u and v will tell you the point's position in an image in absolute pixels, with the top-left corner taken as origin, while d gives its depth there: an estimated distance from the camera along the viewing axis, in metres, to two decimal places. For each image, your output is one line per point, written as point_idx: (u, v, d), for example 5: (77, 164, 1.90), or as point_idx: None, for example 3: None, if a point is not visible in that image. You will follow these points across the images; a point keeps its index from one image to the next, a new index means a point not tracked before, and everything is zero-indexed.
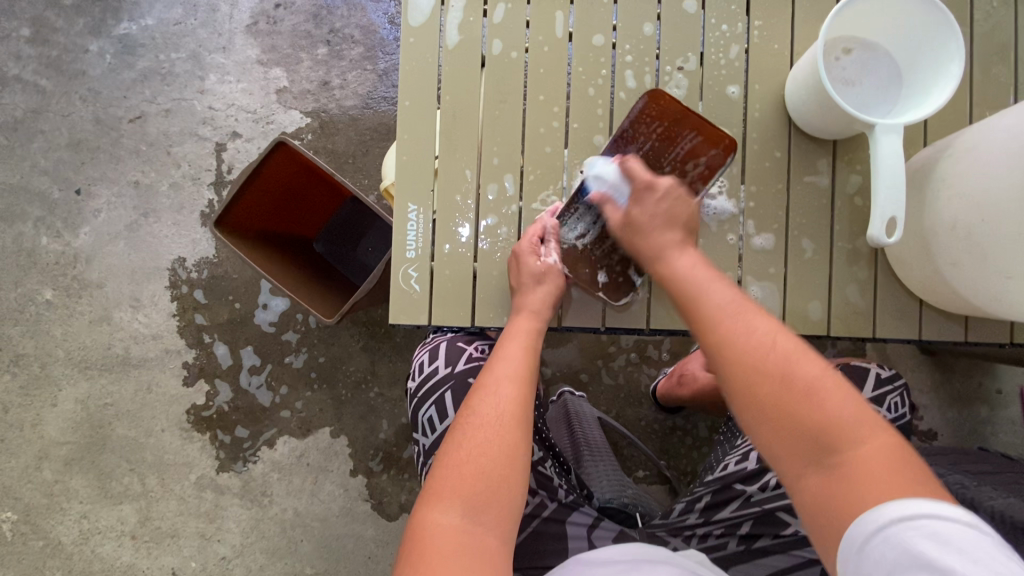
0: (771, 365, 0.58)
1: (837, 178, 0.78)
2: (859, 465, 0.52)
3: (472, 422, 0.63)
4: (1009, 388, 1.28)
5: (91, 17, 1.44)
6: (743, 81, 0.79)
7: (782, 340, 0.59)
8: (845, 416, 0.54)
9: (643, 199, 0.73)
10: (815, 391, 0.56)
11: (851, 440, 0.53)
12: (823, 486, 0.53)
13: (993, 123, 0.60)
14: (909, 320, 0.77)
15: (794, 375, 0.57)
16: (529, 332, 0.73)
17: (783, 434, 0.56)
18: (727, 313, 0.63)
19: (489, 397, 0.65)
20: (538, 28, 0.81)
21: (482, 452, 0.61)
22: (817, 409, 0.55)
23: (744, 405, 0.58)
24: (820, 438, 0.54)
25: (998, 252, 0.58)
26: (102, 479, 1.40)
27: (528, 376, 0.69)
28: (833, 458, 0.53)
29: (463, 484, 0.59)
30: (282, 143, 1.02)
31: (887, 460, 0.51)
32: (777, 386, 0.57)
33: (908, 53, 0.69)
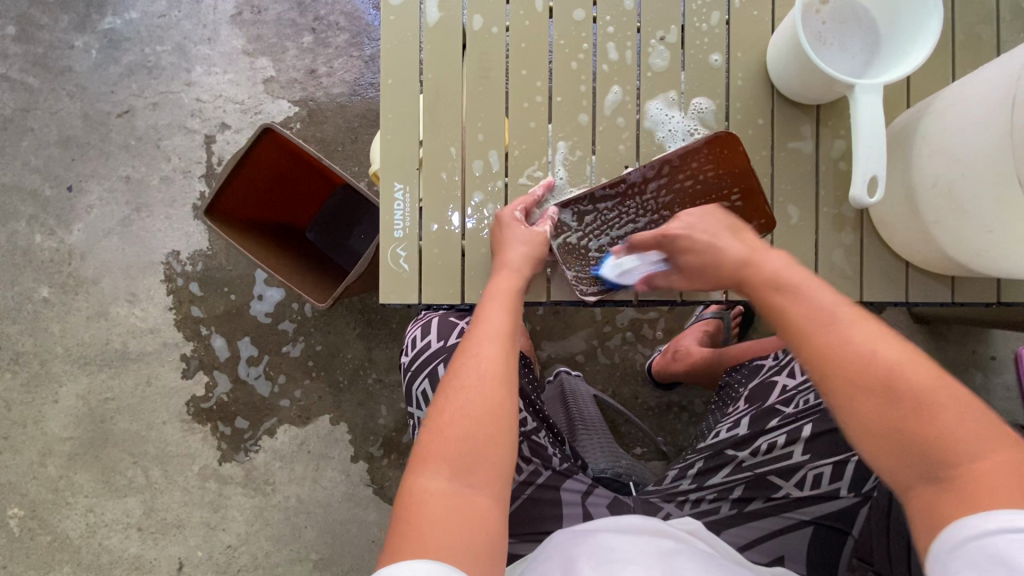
0: (880, 370, 0.52)
1: (821, 144, 0.78)
2: (979, 478, 0.46)
3: (472, 377, 0.62)
4: (1003, 354, 1.29)
5: (75, 12, 1.44)
6: (725, 49, 0.79)
7: (884, 349, 0.53)
8: (964, 428, 0.48)
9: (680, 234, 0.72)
10: (929, 401, 0.50)
11: (968, 452, 0.47)
12: (937, 497, 0.47)
13: (972, 78, 0.60)
14: (895, 282, 0.78)
15: (901, 387, 0.51)
16: (510, 291, 0.72)
17: (890, 442, 0.50)
18: (822, 315, 0.56)
19: (473, 357, 0.64)
20: (519, 3, 0.81)
21: (465, 413, 0.59)
22: (938, 425, 0.49)
23: (849, 417, 0.53)
24: (932, 449, 0.48)
25: (978, 206, 0.58)
26: (106, 472, 1.41)
27: (513, 331, 0.67)
28: (950, 468, 0.48)
29: (450, 447, 0.57)
30: (269, 130, 1.02)
31: (1011, 475, 0.45)
32: (884, 390, 0.51)
33: (889, 14, 0.69)
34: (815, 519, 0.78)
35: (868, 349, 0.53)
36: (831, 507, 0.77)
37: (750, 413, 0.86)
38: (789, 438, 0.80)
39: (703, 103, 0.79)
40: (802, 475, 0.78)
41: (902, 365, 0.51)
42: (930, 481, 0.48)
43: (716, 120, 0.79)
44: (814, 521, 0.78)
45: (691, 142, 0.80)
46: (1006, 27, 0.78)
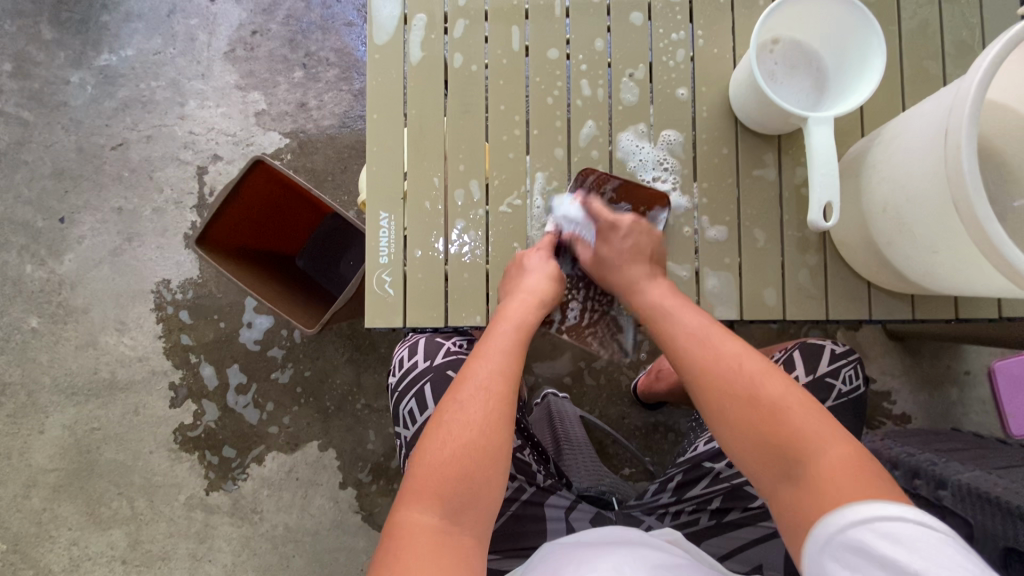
0: (738, 386, 0.61)
1: (784, 171, 0.83)
2: (820, 472, 0.53)
3: (464, 388, 0.66)
4: (976, 369, 1.33)
5: (72, 50, 1.48)
6: (691, 84, 0.84)
7: (745, 363, 0.63)
8: (805, 426, 0.56)
9: (608, 239, 0.81)
10: (780, 408, 0.58)
11: (812, 450, 0.55)
12: (791, 494, 0.54)
13: (910, 112, 0.65)
14: (859, 300, 0.82)
15: (757, 395, 0.60)
16: (522, 322, 0.74)
17: (755, 452, 0.58)
18: (696, 335, 0.68)
19: (480, 382, 0.66)
20: (496, 43, 0.86)
21: (463, 429, 0.63)
22: (788, 431, 0.57)
23: (718, 426, 0.62)
24: (786, 452, 0.56)
25: (923, 229, 0.62)
26: (90, 504, 1.40)
27: (517, 365, 0.69)
28: (799, 466, 0.55)
29: (445, 469, 0.61)
30: (260, 162, 1.05)
31: (847, 467, 0.52)
32: (742, 400, 0.60)
33: (837, 52, 0.75)
34: None
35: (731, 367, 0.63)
36: None
37: None
38: None
39: (672, 134, 0.84)
40: None
41: (758, 377, 0.61)
42: (788, 481, 0.55)
43: (684, 150, 0.84)
44: None
45: (661, 170, 0.84)
46: (950, 61, 0.84)
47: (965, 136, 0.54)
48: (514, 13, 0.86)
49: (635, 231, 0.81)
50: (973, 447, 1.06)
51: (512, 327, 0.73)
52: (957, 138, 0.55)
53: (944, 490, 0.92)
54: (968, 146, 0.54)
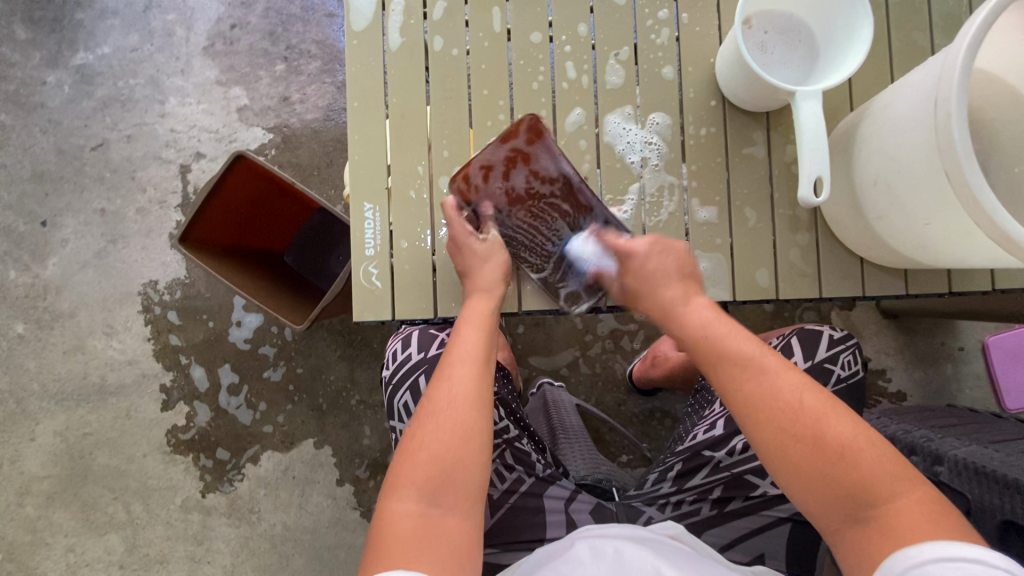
0: (805, 426, 0.57)
1: (773, 149, 0.81)
2: (897, 519, 0.52)
3: (437, 383, 0.64)
4: (971, 345, 1.33)
5: (47, 49, 1.45)
6: (677, 63, 0.83)
7: (810, 395, 0.58)
8: (883, 470, 0.54)
9: (632, 265, 0.75)
10: (849, 449, 0.55)
11: (887, 495, 0.53)
12: (863, 541, 0.53)
13: (899, 82, 0.63)
14: (852, 278, 0.81)
15: (827, 433, 0.56)
16: (485, 312, 0.72)
17: (824, 498, 0.55)
18: (753, 366, 0.62)
19: (446, 380, 0.64)
20: (477, 26, 0.84)
21: (438, 435, 0.60)
22: (851, 476, 0.54)
23: (782, 472, 0.57)
24: (859, 495, 0.54)
25: (914, 202, 0.61)
26: (85, 510, 1.38)
27: (485, 357, 0.67)
28: (872, 512, 0.53)
29: (420, 469, 0.58)
30: (242, 157, 1.03)
31: (926, 515, 0.51)
32: (808, 437, 0.56)
33: (825, 24, 0.73)
34: (792, 516, 0.80)
35: (785, 400, 0.59)
36: None
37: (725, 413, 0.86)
38: None
39: (659, 117, 0.82)
40: None
41: (822, 415, 0.57)
42: (856, 523, 0.54)
43: (672, 131, 0.82)
44: (791, 517, 0.80)
45: (645, 149, 0.82)
46: (938, 33, 0.83)
47: (955, 103, 0.53)
48: None
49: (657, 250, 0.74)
50: (969, 421, 1.07)
51: (474, 322, 0.71)
52: (946, 106, 0.53)
53: (941, 465, 0.93)
54: (958, 112, 0.53)
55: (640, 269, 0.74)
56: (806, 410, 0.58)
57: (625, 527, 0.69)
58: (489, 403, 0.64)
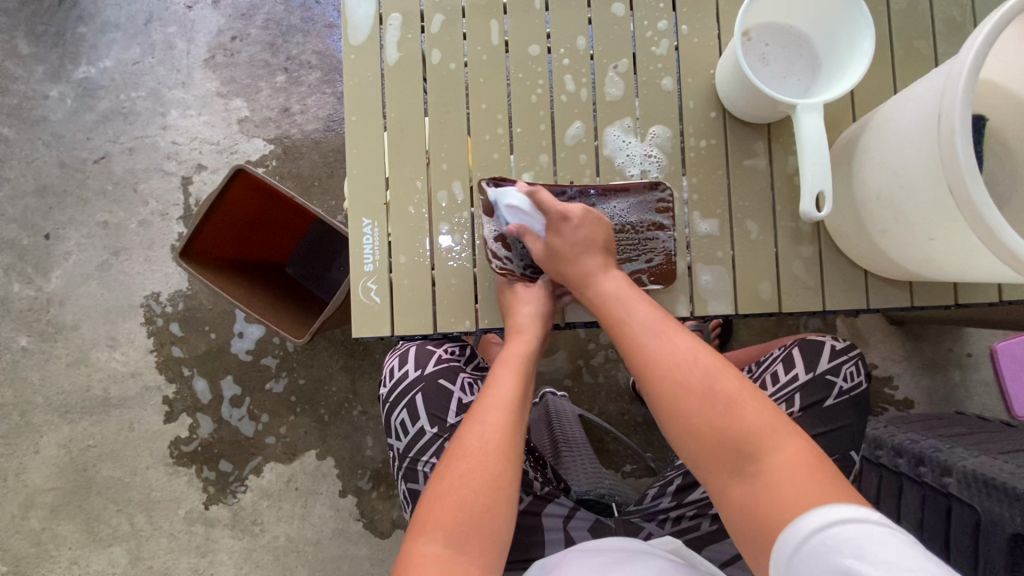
0: (692, 383, 0.63)
1: (775, 160, 0.80)
2: (774, 475, 0.56)
3: (469, 426, 0.65)
4: (978, 351, 1.32)
5: (49, 63, 1.46)
6: (677, 74, 0.82)
7: (701, 358, 0.64)
8: (761, 430, 0.58)
9: (560, 231, 0.75)
10: (735, 405, 0.60)
11: (767, 451, 0.57)
12: (745, 494, 0.57)
13: (902, 95, 0.62)
14: (857, 289, 0.80)
15: (713, 393, 0.61)
16: (522, 356, 0.72)
17: (710, 454, 0.60)
18: (651, 327, 0.68)
19: (477, 426, 0.65)
20: (475, 39, 0.84)
21: (466, 481, 0.61)
22: (737, 433, 0.59)
23: (675, 430, 0.63)
24: (741, 450, 0.58)
25: (918, 217, 0.60)
26: (90, 522, 1.39)
27: (520, 404, 0.67)
28: (754, 466, 0.58)
29: (447, 514, 0.59)
30: (242, 171, 1.03)
31: (805, 471, 0.55)
32: (696, 399, 0.62)
33: (825, 34, 0.73)
34: None
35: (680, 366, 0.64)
36: None
37: None
38: None
39: (659, 130, 0.82)
40: None
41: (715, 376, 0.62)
42: (741, 479, 0.58)
43: (673, 143, 0.82)
44: None
45: (646, 162, 0.82)
46: (941, 40, 0.82)
47: (959, 119, 0.52)
48: (491, 8, 0.84)
49: (589, 220, 0.75)
50: (978, 431, 1.06)
51: (506, 365, 0.71)
52: (950, 121, 0.52)
53: (950, 477, 0.92)
54: (961, 129, 0.52)
55: (568, 236, 0.75)
56: (694, 372, 0.63)
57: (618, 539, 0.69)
58: (520, 457, 0.64)
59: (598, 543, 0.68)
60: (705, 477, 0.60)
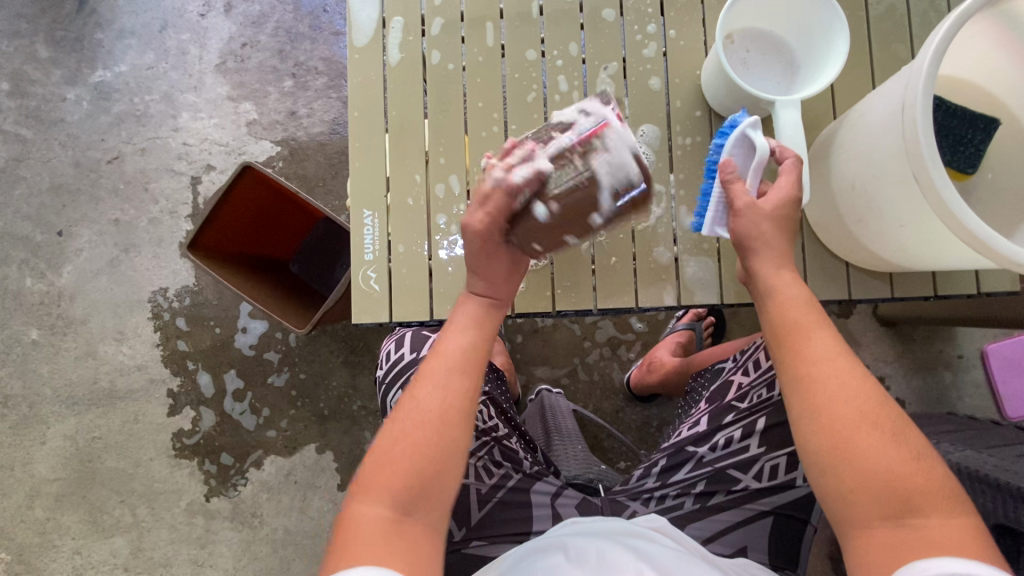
0: (869, 409, 0.56)
1: (758, 157, 0.84)
2: (936, 532, 0.51)
3: (421, 389, 0.65)
4: (969, 352, 1.34)
5: (67, 67, 1.52)
6: (665, 75, 0.86)
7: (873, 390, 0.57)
8: (927, 481, 0.52)
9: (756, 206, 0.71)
10: (911, 454, 0.54)
11: (935, 509, 0.51)
12: (891, 538, 0.52)
13: (872, 92, 0.66)
14: (837, 280, 0.82)
15: (889, 425, 0.55)
16: (474, 315, 0.72)
17: (862, 487, 0.54)
18: (829, 344, 0.60)
19: (431, 390, 0.65)
20: (472, 41, 0.88)
21: (411, 446, 0.62)
22: (851, 441, 0.55)
23: (826, 447, 0.56)
24: (907, 497, 0.52)
25: (889, 205, 0.63)
26: (93, 512, 1.41)
27: (470, 364, 0.67)
28: (916, 518, 0.52)
29: (392, 477, 0.60)
30: (249, 167, 1.07)
31: (962, 538, 0.50)
32: (872, 427, 0.55)
33: (804, 38, 0.76)
34: (774, 509, 0.80)
35: (842, 376, 0.58)
36: (787, 497, 0.80)
37: (709, 411, 0.88)
38: (745, 432, 0.82)
39: (648, 129, 0.86)
40: (759, 467, 0.80)
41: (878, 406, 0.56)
42: (890, 522, 0.52)
43: (660, 141, 0.85)
44: (774, 511, 0.80)
45: None
46: (919, 45, 0.85)
47: (920, 110, 0.55)
48: (489, 11, 0.89)
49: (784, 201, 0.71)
50: (967, 426, 1.08)
51: (465, 327, 0.70)
52: (912, 112, 0.55)
53: None
54: (923, 119, 0.55)
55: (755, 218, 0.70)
56: (868, 399, 0.57)
57: (605, 521, 0.72)
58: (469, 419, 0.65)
59: (587, 526, 0.71)
60: (841, 505, 0.55)
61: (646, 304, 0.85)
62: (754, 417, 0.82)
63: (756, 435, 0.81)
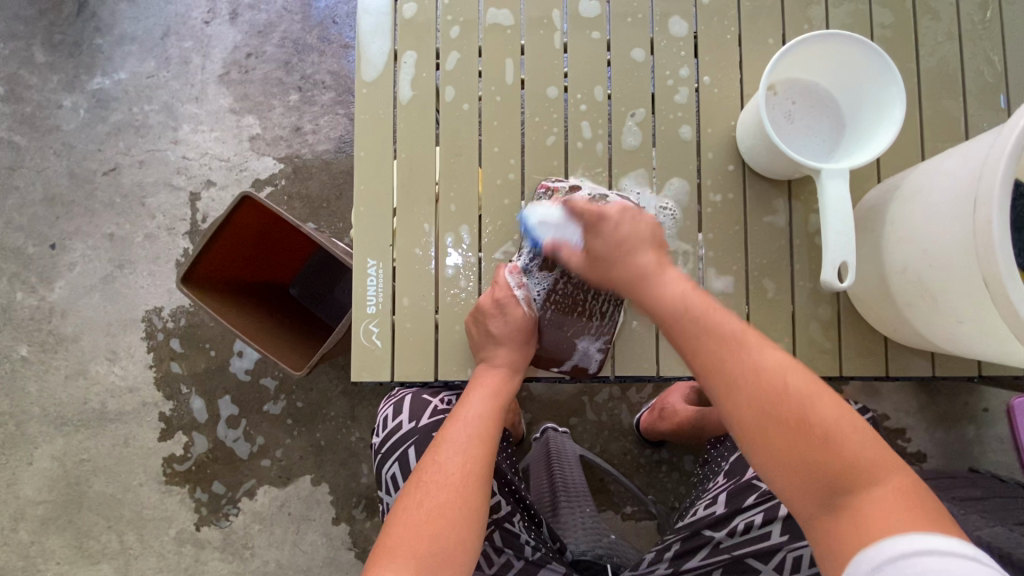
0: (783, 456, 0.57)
1: (794, 217, 0.78)
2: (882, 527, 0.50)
3: (443, 451, 0.66)
4: (996, 407, 1.28)
5: (65, 73, 1.46)
6: (696, 123, 0.80)
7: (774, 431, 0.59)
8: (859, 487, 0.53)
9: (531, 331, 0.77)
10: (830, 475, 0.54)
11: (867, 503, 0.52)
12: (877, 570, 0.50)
13: (930, 169, 0.60)
14: (875, 355, 0.77)
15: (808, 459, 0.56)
16: (495, 385, 0.74)
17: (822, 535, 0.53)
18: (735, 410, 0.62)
19: (452, 451, 0.66)
20: (490, 79, 0.82)
21: (433, 502, 0.61)
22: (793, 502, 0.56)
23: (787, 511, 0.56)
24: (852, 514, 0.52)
25: (947, 298, 0.58)
26: (80, 537, 1.37)
27: (489, 429, 0.69)
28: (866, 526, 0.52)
29: (419, 538, 0.58)
30: (249, 198, 1.01)
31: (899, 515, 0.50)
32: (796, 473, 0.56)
33: (851, 94, 0.70)
34: None
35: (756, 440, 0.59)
36: None
37: (728, 488, 0.84)
38: (766, 518, 0.76)
39: (677, 183, 0.79)
40: (780, 559, 0.74)
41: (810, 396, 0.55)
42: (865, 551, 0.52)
43: (690, 196, 0.79)
44: None
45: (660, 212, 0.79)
46: (971, 101, 0.79)
47: (997, 209, 0.49)
48: (508, 47, 0.82)
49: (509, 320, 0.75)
50: (996, 495, 1.02)
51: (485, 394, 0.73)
52: (987, 210, 0.50)
53: None
54: (1000, 220, 0.49)
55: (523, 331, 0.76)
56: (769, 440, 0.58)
57: None
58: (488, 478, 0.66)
59: None
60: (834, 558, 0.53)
61: (669, 374, 0.80)
62: (776, 502, 0.76)
63: (778, 523, 0.75)
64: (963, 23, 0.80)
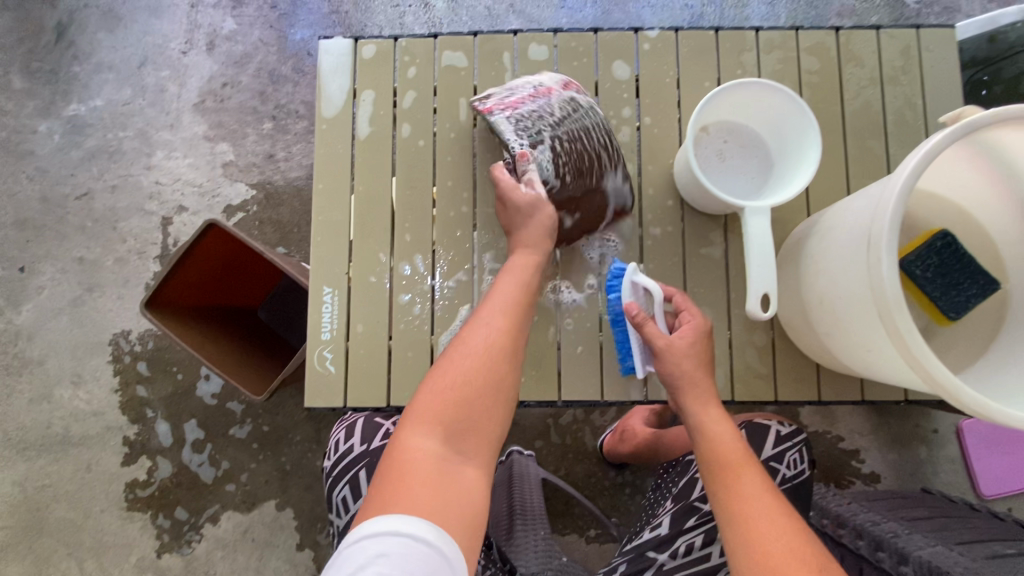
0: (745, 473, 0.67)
1: (730, 249, 0.82)
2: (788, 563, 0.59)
3: (470, 334, 0.69)
4: (944, 429, 1.32)
5: (41, 99, 1.48)
6: (638, 160, 0.85)
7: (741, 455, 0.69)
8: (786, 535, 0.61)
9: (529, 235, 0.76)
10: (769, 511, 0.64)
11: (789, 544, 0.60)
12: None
13: (840, 208, 0.65)
14: (808, 381, 0.81)
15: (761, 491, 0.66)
16: (526, 268, 0.75)
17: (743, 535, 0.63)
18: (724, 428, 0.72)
19: (482, 328, 0.69)
20: (445, 116, 0.86)
21: (465, 378, 0.66)
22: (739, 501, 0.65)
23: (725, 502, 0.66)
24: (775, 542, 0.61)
25: (857, 330, 0.62)
26: (37, 565, 1.34)
27: (521, 310, 0.72)
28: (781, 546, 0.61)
29: (443, 405, 0.64)
30: (214, 225, 1.03)
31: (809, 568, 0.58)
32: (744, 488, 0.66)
33: (776, 134, 0.76)
34: None
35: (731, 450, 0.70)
36: None
37: (672, 509, 0.87)
38: (706, 539, 0.82)
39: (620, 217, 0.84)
40: None
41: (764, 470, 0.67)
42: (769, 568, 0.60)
43: (632, 228, 0.84)
44: None
45: (602, 243, 0.84)
46: (893, 141, 0.85)
47: (885, 251, 0.54)
48: (462, 87, 0.87)
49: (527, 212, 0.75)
50: (939, 514, 1.05)
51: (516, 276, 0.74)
52: (878, 252, 0.54)
53: (906, 565, 0.90)
54: (889, 260, 0.53)
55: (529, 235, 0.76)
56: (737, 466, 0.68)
57: None
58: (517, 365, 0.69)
59: None
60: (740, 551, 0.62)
61: (612, 399, 0.83)
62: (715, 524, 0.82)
63: (717, 544, 0.81)
64: (883, 70, 0.86)
